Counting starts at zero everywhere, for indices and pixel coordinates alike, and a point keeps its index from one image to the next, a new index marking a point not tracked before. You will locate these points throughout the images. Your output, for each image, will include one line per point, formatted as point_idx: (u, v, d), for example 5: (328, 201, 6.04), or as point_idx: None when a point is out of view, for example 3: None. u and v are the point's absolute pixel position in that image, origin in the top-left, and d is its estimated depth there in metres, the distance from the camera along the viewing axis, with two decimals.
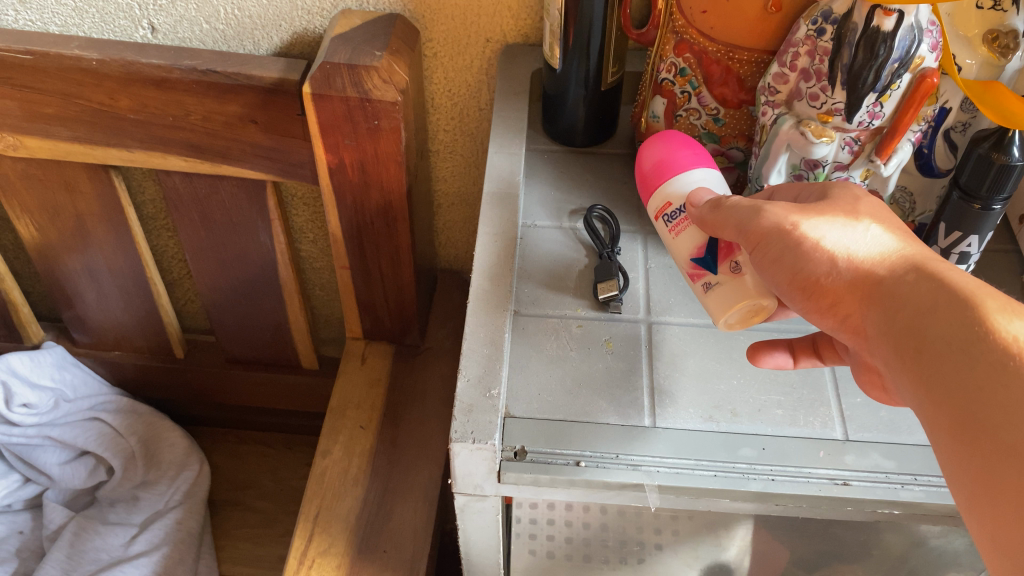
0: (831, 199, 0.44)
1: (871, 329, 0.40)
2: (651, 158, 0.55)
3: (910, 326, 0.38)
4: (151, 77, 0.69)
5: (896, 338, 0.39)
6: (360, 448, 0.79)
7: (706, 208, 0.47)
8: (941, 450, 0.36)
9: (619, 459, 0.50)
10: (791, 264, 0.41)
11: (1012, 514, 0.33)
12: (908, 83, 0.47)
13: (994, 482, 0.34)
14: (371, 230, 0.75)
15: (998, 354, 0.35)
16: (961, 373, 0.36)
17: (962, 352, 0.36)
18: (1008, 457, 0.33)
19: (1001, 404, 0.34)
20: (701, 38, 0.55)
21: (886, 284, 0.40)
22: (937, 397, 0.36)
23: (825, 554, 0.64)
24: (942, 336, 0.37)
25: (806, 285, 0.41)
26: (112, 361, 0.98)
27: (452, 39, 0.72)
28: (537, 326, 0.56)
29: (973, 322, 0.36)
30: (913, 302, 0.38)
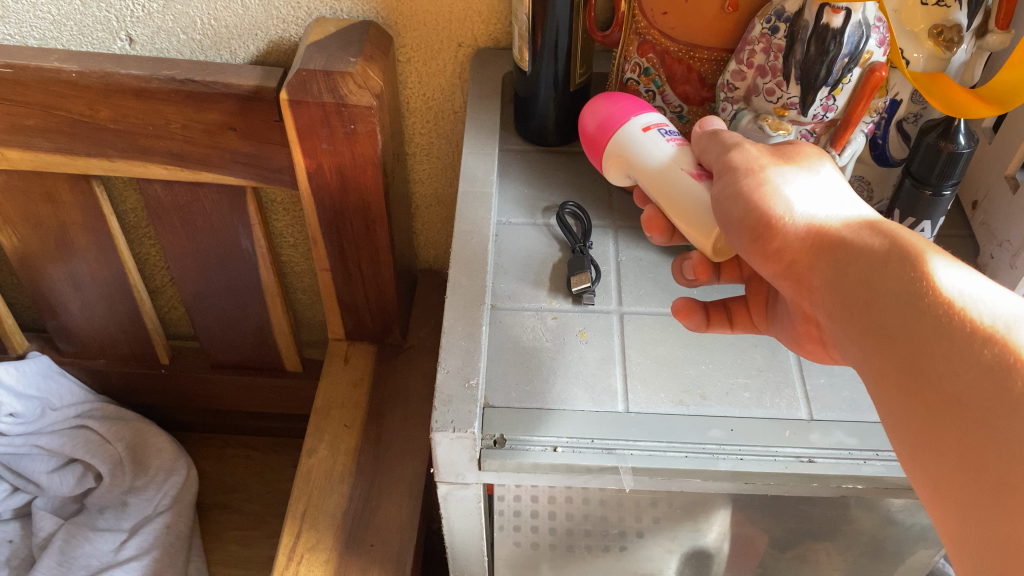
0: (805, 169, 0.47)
1: (821, 282, 0.42)
2: (590, 124, 0.58)
3: (858, 279, 0.40)
4: (130, 87, 0.71)
5: (845, 293, 0.40)
6: (345, 446, 0.81)
7: (701, 152, 0.51)
8: (886, 402, 0.37)
9: (594, 443, 0.52)
10: (752, 206, 0.44)
11: (952, 462, 0.34)
12: (859, 77, 0.50)
13: (936, 429, 0.35)
14: (350, 232, 0.77)
15: (940, 306, 0.36)
16: (905, 322, 0.37)
17: (906, 302, 0.37)
18: (949, 405, 0.34)
19: (941, 351, 0.35)
20: (662, 38, 0.57)
21: (840, 239, 0.42)
22: (884, 347, 0.37)
23: (800, 535, 0.66)
24: (888, 286, 0.38)
25: (761, 227, 0.44)
26: (98, 369, 0.99)
27: (424, 44, 0.74)
28: (513, 319, 0.59)
29: (919, 275, 0.37)
30: (863, 257, 0.40)
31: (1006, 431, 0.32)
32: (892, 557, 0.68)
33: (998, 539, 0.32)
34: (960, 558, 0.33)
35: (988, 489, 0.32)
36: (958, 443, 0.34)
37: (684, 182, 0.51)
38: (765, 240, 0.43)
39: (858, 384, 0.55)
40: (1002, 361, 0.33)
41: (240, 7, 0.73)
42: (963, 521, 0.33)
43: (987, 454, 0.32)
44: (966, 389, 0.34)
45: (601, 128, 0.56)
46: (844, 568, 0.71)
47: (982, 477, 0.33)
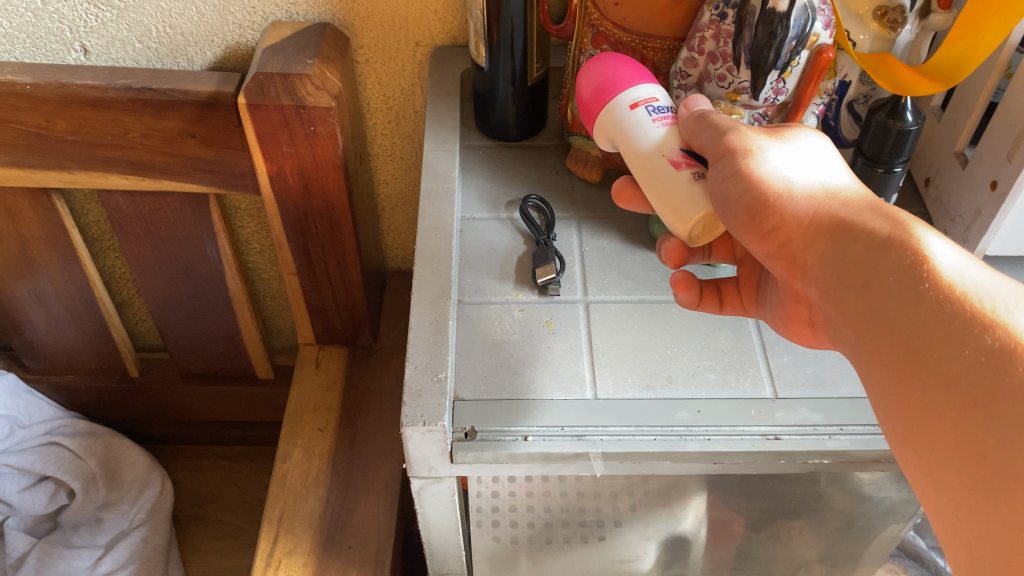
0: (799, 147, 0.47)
1: (815, 262, 0.42)
2: (589, 84, 0.56)
3: (855, 259, 0.40)
4: (86, 98, 0.70)
5: (840, 273, 0.41)
6: (320, 449, 0.80)
7: (693, 122, 0.50)
8: (880, 383, 0.38)
9: (564, 431, 0.52)
10: (749, 183, 0.44)
11: (949, 447, 0.35)
12: (807, 59, 0.51)
13: (932, 414, 0.36)
14: (316, 234, 0.77)
15: (939, 292, 0.37)
16: (904, 304, 0.37)
17: (907, 286, 0.38)
18: (948, 390, 0.35)
19: (942, 337, 0.36)
20: (615, 29, 0.57)
21: (837, 220, 0.42)
22: (880, 329, 0.38)
23: (773, 515, 0.67)
24: (886, 269, 0.39)
25: (756, 205, 0.44)
26: (66, 385, 0.98)
27: (382, 44, 0.75)
28: (480, 313, 0.59)
29: (918, 259, 0.38)
30: (861, 237, 0.40)
31: (1005, 419, 0.33)
32: (865, 533, 0.69)
33: (995, 526, 0.33)
34: (954, 539, 0.35)
35: (988, 476, 0.34)
36: (957, 430, 0.35)
37: (664, 170, 0.50)
38: (762, 218, 0.43)
39: (820, 361, 0.57)
40: (1002, 349, 0.34)
41: (194, 13, 0.72)
42: (960, 508, 0.35)
43: (988, 443, 0.34)
44: (965, 375, 0.35)
45: (599, 89, 0.55)
46: (817, 546, 0.71)
47: (979, 464, 0.34)
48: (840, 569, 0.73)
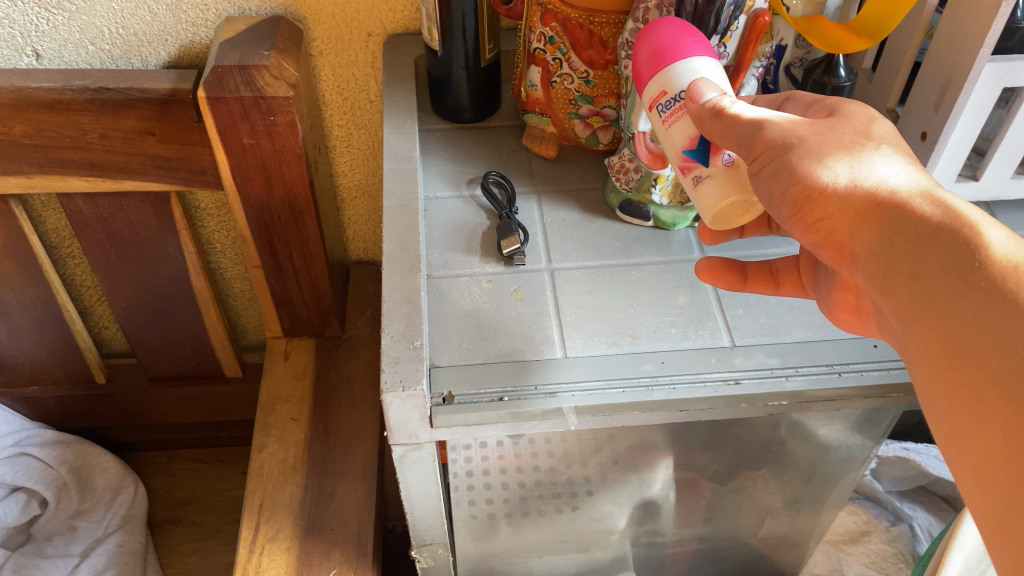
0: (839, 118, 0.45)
1: (864, 250, 0.41)
2: (647, 49, 0.52)
3: (906, 247, 0.39)
4: (43, 100, 0.71)
5: (890, 261, 0.40)
6: (295, 438, 0.82)
7: (703, 114, 0.47)
8: (927, 374, 0.38)
9: (538, 389, 0.55)
10: (794, 178, 0.42)
11: (996, 444, 0.35)
12: (744, 24, 0.54)
13: (979, 409, 0.36)
14: (279, 226, 0.78)
15: (994, 286, 0.36)
16: (956, 297, 0.37)
17: (963, 278, 0.37)
18: (998, 386, 0.35)
19: (996, 332, 0.36)
20: (562, 7, 0.61)
21: (888, 208, 0.40)
22: (931, 321, 0.38)
23: (739, 466, 0.69)
24: (939, 261, 0.38)
25: (802, 199, 0.42)
26: (31, 397, 0.97)
27: (335, 36, 0.76)
28: (449, 285, 0.61)
29: (974, 249, 0.37)
30: (910, 225, 0.39)
31: None
32: (826, 478, 0.72)
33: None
34: (994, 529, 0.36)
35: None
36: (1004, 427, 0.35)
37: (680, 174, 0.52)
38: (807, 212, 0.42)
39: (773, 311, 0.60)
40: None
41: (147, 13, 0.73)
42: (1003, 504, 0.35)
43: None
44: (1014, 371, 0.35)
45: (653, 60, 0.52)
46: (782, 493, 0.74)
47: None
48: (805, 515, 0.76)
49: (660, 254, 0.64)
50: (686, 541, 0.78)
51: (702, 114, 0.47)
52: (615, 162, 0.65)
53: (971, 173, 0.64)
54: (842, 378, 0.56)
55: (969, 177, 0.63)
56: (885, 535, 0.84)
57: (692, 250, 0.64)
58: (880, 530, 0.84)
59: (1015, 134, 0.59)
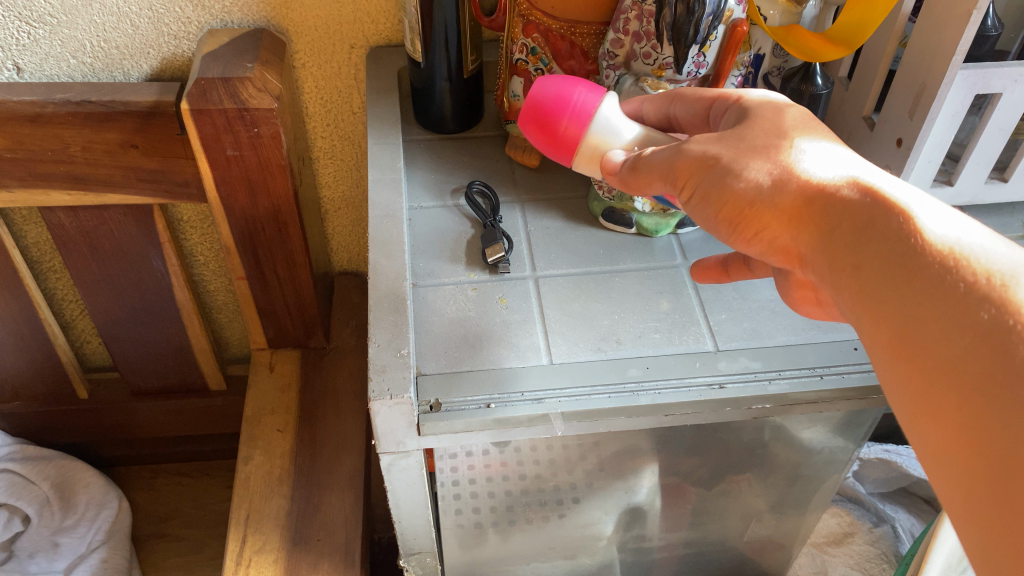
0: (752, 120, 0.45)
1: (810, 251, 0.40)
2: (538, 124, 0.55)
3: (847, 243, 0.39)
4: (25, 114, 0.70)
5: (834, 258, 0.39)
6: (281, 449, 0.82)
7: (627, 169, 0.47)
8: (884, 369, 0.37)
9: (524, 395, 0.55)
10: (723, 195, 0.42)
11: (954, 430, 0.33)
12: (723, 33, 0.55)
13: (934, 397, 0.34)
14: (263, 237, 0.78)
15: (933, 270, 0.35)
16: (898, 286, 0.36)
17: (899, 271, 0.36)
18: (948, 372, 0.33)
19: (939, 320, 0.34)
20: (544, 18, 0.62)
21: (825, 205, 0.40)
22: (877, 314, 0.37)
23: (723, 470, 0.70)
24: (877, 251, 0.37)
25: (735, 213, 0.42)
26: (13, 413, 0.97)
27: (317, 48, 0.77)
28: (435, 294, 0.61)
29: (910, 239, 0.37)
30: (848, 218, 0.39)
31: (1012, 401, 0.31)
32: (810, 481, 0.73)
33: (1004, 514, 0.31)
34: (965, 522, 0.33)
35: (995, 463, 0.32)
36: (959, 413, 0.33)
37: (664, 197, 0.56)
38: (744, 224, 0.42)
39: (755, 316, 0.61)
40: (1006, 324, 0.33)
41: (129, 26, 0.73)
42: (967, 495, 0.33)
43: (993, 426, 0.32)
44: (964, 356, 0.33)
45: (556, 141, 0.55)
46: (766, 496, 0.74)
47: (981, 449, 0.32)
48: (789, 518, 0.77)
49: (643, 261, 0.65)
50: (672, 546, 0.79)
51: (624, 178, 0.48)
52: None
53: (946, 178, 0.65)
54: (824, 381, 0.56)
55: (944, 182, 0.64)
56: (868, 536, 0.85)
57: (675, 256, 0.65)
58: (862, 532, 0.85)
59: (988, 140, 0.61)
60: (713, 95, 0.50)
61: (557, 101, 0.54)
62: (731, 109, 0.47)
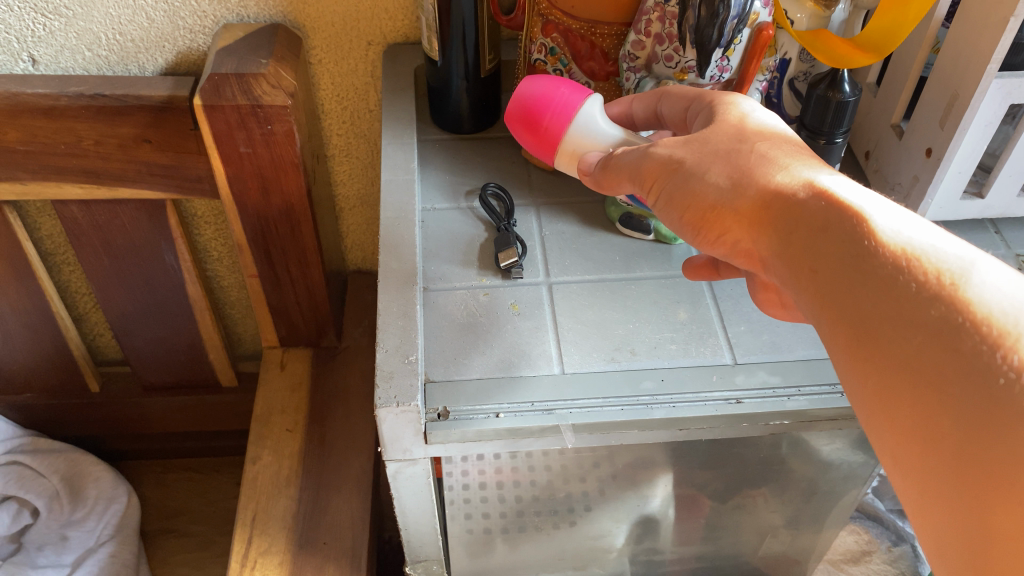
0: (714, 125, 0.45)
1: (769, 251, 0.41)
2: (523, 123, 0.56)
3: (803, 242, 0.39)
4: (38, 107, 0.70)
5: (792, 259, 0.39)
6: (290, 450, 0.81)
7: (598, 170, 0.50)
8: (842, 367, 0.37)
9: (535, 406, 0.54)
10: (686, 200, 0.43)
11: (912, 430, 0.34)
12: (748, 37, 0.53)
13: (892, 395, 0.34)
14: (276, 235, 0.77)
15: (885, 269, 0.35)
16: (852, 287, 0.36)
17: (853, 270, 0.36)
18: (903, 372, 0.34)
19: (893, 319, 0.34)
20: (564, 17, 0.61)
21: (783, 207, 0.40)
22: (834, 314, 0.36)
23: (738, 484, 0.68)
24: (831, 252, 0.37)
25: (698, 216, 0.43)
26: (25, 404, 0.97)
27: (334, 45, 0.76)
28: (446, 298, 0.60)
29: (863, 238, 0.36)
30: (805, 219, 0.39)
31: (965, 400, 0.32)
32: (827, 497, 0.71)
33: (962, 508, 0.32)
34: (928, 514, 0.34)
35: (952, 458, 0.32)
36: (917, 413, 0.33)
37: None
38: (707, 229, 0.43)
39: (776, 328, 0.59)
40: (956, 323, 0.33)
41: (144, 19, 0.73)
42: (926, 489, 0.34)
43: (948, 424, 0.32)
44: (919, 356, 0.33)
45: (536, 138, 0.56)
46: (783, 512, 0.73)
47: (937, 445, 0.33)
48: (805, 534, 0.75)
49: (660, 269, 0.63)
50: (685, 559, 0.77)
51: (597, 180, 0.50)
52: None
53: (977, 190, 0.63)
54: (845, 399, 0.55)
55: (974, 195, 0.63)
56: (886, 555, 0.83)
57: None
58: (881, 550, 0.83)
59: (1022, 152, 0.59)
60: (694, 93, 0.50)
61: (542, 99, 0.55)
62: (704, 109, 0.48)
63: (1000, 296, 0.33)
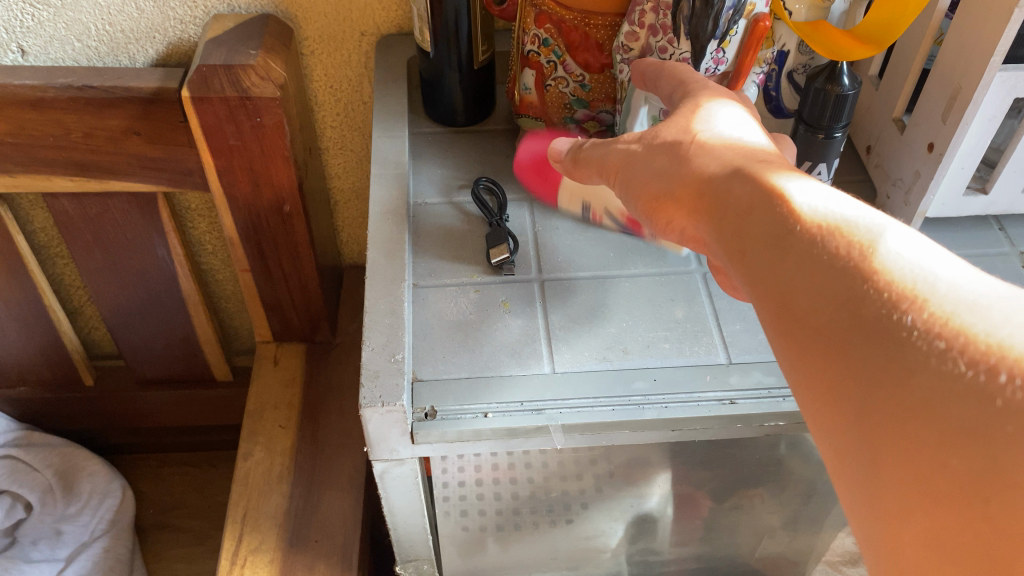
0: (671, 117, 0.45)
1: (704, 231, 0.41)
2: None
3: (730, 219, 0.38)
4: (26, 98, 0.69)
5: (722, 237, 0.39)
6: (282, 446, 0.80)
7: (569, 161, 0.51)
8: (771, 343, 0.37)
9: (524, 405, 0.53)
10: (641, 188, 0.44)
11: (828, 398, 0.33)
12: (745, 28, 0.52)
13: (810, 367, 0.34)
14: (267, 229, 0.76)
15: (800, 241, 0.35)
16: (773, 260, 0.36)
17: (773, 243, 0.36)
18: (818, 342, 0.33)
19: (808, 288, 0.34)
20: (557, 8, 0.59)
21: (715, 184, 0.40)
22: (758, 288, 0.36)
23: (735, 484, 0.67)
24: (754, 225, 0.37)
25: (651, 203, 0.43)
26: (19, 398, 0.96)
27: (327, 36, 0.74)
28: (436, 295, 0.59)
29: (782, 211, 0.36)
30: (731, 196, 0.39)
31: (871, 363, 0.31)
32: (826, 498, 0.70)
33: (871, 473, 0.32)
34: (848, 486, 0.33)
35: (862, 421, 0.32)
36: (830, 381, 0.33)
37: None
38: (657, 214, 0.43)
39: None
40: (861, 288, 0.32)
41: (133, 9, 0.71)
42: (842, 459, 0.33)
43: (856, 389, 0.32)
44: (830, 323, 0.33)
45: None
46: (780, 513, 0.71)
47: (847, 408, 0.32)
48: (803, 536, 0.74)
49: (655, 265, 0.62)
50: (681, 559, 0.76)
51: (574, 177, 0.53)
52: None
53: (980, 185, 0.62)
54: None
55: (978, 190, 0.61)
56: None
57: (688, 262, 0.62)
58: None
59: None
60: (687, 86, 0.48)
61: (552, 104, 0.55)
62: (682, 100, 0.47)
63: (902, 258, 0.32)
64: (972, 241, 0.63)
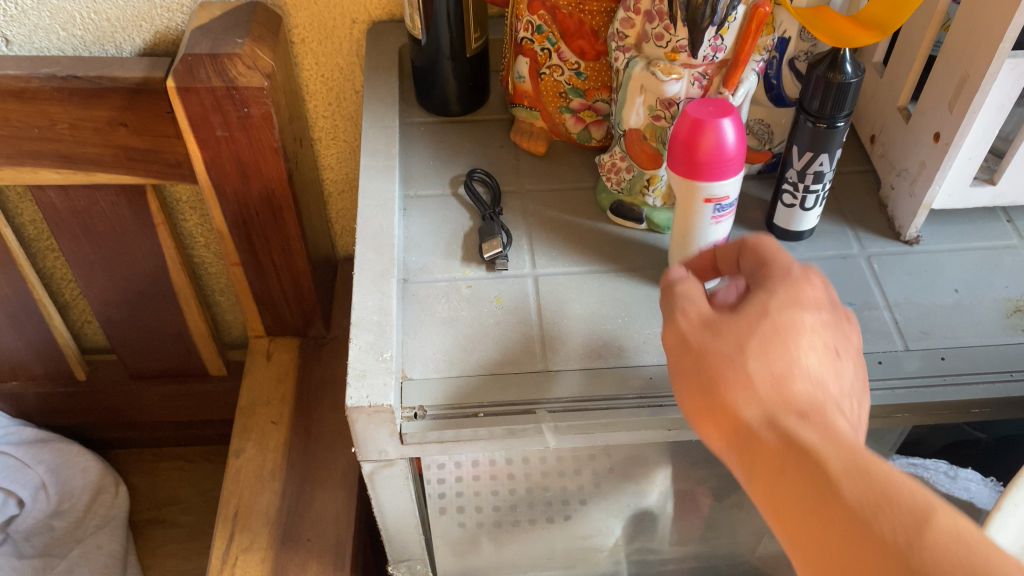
0: (733, 319, 0.43)
1: (741, 462, 0.41)
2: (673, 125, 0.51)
3: (774, 467, 0.39)
4: (9, 89, 0.67)
5: (767, 487, 0.39)
6: (274, 443, 0.79)
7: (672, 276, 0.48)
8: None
9: (516, 405, 0.51)
10: (687, 391, 0.43)
11: None
12: (743, 15, 0.51)
13: None
14: (257, 222, 0.74)
15: (850, 516, 0.36)
16: (820, 525, 0.37)
17: (817, 501, 0.37)
18: None
19: (849, 546, 0.36)
20: None
21: (753, 404, 0.40)
22: (800, 527, 0.38)
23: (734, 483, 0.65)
24: (801, 478, 0.38)
25: (693, 407, 0.43)
26: (11, 392, 0.95)
27: (317, 23, 0.72)
28: (427, 291, 0.58)
29: (825, 483, 0.37)
30: (779, 458, 0.39)
31: None
32: None
33: None
34: None
35: None
36: None
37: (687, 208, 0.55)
38: (696, 419, 0.43)
39: None
40: None
41: None
42: None
43: None
44: None
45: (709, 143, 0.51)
46: None
47: None
48: None
49: (651, 258, 0.60)
50: (681, 558, 0.75)
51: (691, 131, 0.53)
52: (605, 162, 0.62)
53: (988, 176, 0.60)
54: None
55: (986, 181, 0.59)
56: None
57: None
58: None
59: None
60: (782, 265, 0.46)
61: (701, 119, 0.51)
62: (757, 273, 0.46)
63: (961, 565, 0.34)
64: (979, 233, 0.62)
